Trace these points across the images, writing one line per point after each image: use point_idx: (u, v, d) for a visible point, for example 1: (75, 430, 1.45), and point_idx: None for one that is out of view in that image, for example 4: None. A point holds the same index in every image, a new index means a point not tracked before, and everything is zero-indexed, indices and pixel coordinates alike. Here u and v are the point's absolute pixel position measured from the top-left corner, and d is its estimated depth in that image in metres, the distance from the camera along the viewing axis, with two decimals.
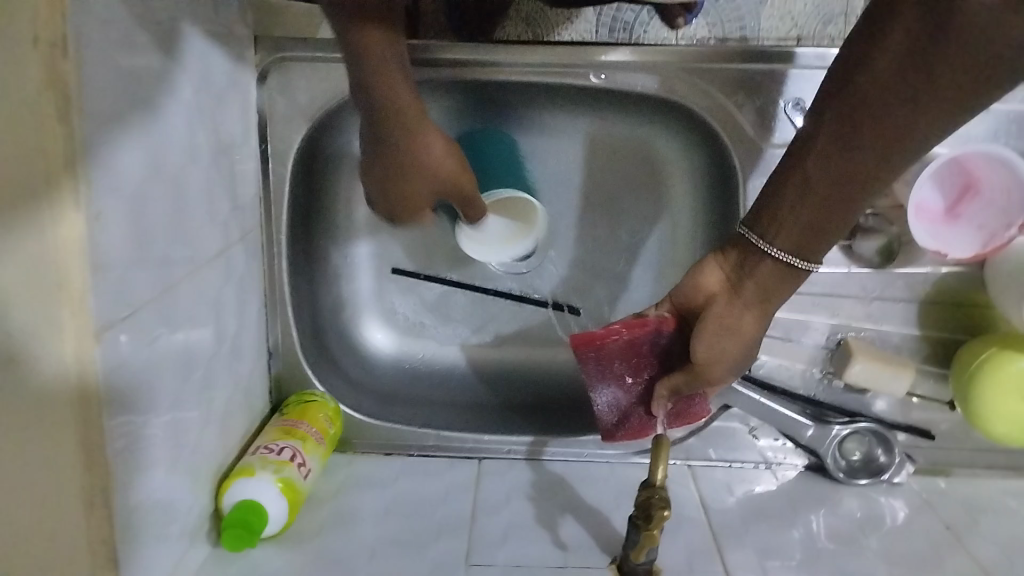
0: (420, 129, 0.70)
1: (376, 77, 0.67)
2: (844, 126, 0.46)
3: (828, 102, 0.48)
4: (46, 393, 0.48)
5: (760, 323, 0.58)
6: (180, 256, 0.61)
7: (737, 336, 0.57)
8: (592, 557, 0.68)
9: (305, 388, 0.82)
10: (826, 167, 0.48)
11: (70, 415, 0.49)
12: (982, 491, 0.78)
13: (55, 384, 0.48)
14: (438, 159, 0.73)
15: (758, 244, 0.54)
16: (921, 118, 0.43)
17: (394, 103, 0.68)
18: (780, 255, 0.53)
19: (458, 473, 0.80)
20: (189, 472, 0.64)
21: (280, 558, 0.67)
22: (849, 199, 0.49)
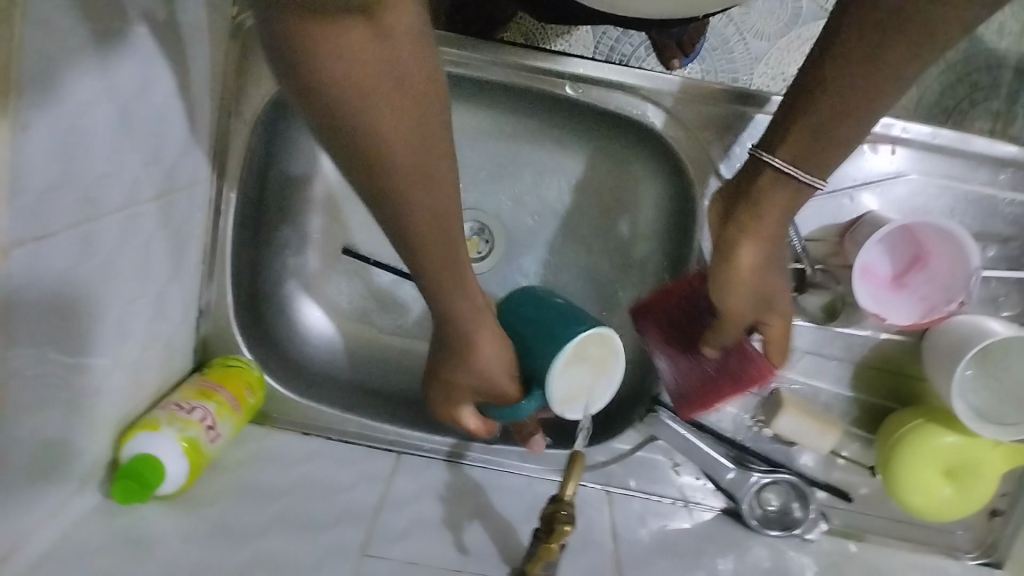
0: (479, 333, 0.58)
1: (375, 140, 0.44)
2: (839, 69, 0.52)
3: (826, 47, 0.53)
4: None
5: (767, 249, 0.60)
6: (113, 190, 0.59)
7: (737, 267, 0.60)
8: (489, 565, 0.66)
9: (231, 353, 0.81)
10: (829, 104, 0.53)
11: None
12: (891, 561, 0.78)
13: None
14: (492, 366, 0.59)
15: (764, 155, 0.59)
16: (866, 94, 0.52)
17: (408, 218, 0.49)
18: (779, 164, 0.57)
19: (373, 463, 0.79)
20: (90, 413, 0.62)
21: (172, 518, 0.65)
22: (834, 136, 0.55)
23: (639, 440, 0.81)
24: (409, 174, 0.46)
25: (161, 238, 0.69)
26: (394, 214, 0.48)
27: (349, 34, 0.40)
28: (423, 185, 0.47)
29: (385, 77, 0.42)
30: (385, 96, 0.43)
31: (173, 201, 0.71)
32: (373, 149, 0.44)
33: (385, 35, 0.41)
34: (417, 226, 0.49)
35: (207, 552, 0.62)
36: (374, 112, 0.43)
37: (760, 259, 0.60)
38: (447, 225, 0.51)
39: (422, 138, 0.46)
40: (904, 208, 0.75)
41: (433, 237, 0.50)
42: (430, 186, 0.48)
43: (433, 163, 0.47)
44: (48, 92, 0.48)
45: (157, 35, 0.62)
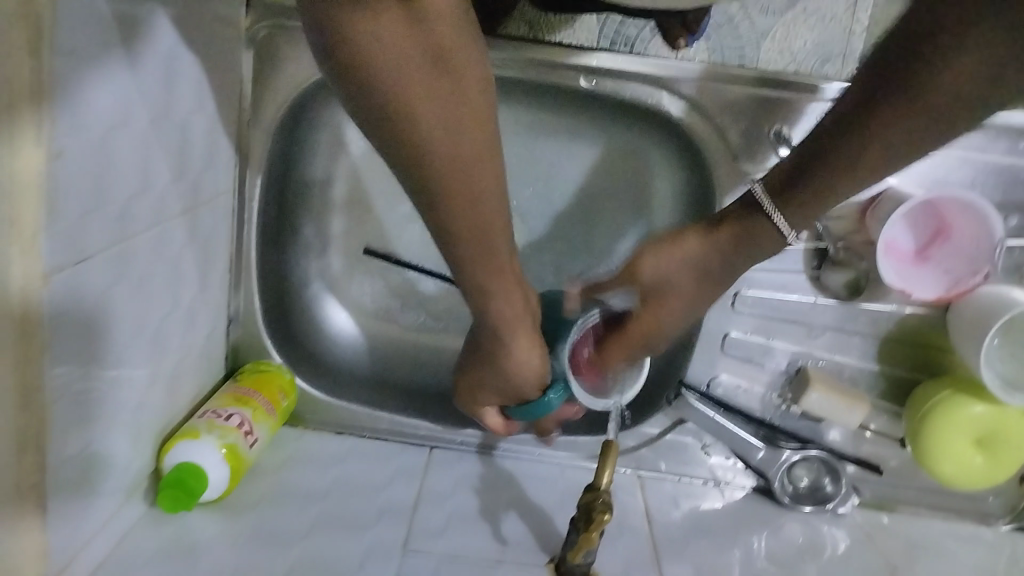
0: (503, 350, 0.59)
1: (421, 140, 0.46)
2: (860, 144, 0.49)
3: (853, 109, 0.49)
4: None
5: (708, 244, 0.58)
6: (142, 207, 0.60)
7: (676, 245, 0.59)
8: (529, 555, 0.68)
9: (262, 359, 0.83)
10: (837, 171, 0.51)
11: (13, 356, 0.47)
12: (924, 531, 0.79)
13: None
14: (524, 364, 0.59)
15: (759, 193, 0.56)
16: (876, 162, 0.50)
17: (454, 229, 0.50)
18: (776, 217, 0.55)
19: (407, 459, 0.80)
20: (131, 428, 0.63)
21: (217, 524, 0.67)
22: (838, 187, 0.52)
23: (668, 424, 0.81)
24: (459, 185, 0.48)
25: (188, 250, 0.70)
26: (444, 224, 0.50)
27: (384, 13, 0.41)
28: (477, 203, 0.49)
29: (432, 93, 0.45)
30: (418, 69, 0.44)
31: (199, 214, 0.72)
32: (419, 133, 0.45)
33: (420, 18, 0.43)
34: (463, 237, 0.50)
35: (254, 556, 0.64)
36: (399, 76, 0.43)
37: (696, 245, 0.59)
38: (497, 240, 0.52)
39: (473, 154, 0.47)
40: (924, 181, 0.75)
41: (486, 247, 0.51)
42: (482, 199, 0.49)
43: (483, 187, 0.49)
44: (77, 119, 0.49)
45: (175, 50, 0.63)
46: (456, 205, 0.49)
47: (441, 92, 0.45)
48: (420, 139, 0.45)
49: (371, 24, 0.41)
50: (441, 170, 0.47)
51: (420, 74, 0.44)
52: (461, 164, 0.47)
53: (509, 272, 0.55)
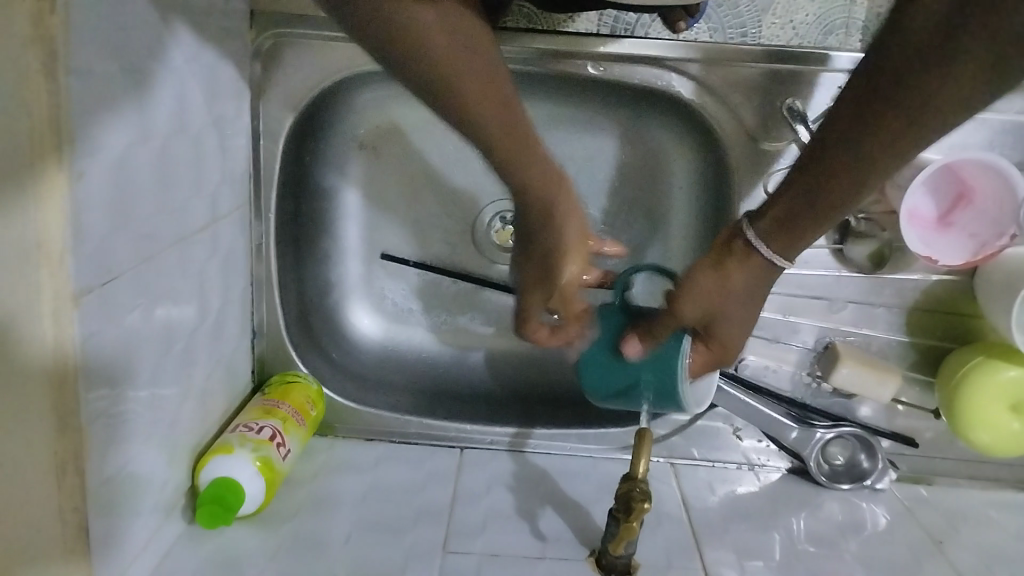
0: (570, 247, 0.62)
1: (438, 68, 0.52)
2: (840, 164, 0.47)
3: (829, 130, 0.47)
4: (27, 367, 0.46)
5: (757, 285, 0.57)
6: (163, 226, 0.61)
7: (749, 289, 0.57)
8: (569, 549, 0.67)
9: (288, 370, 0.83)
10: (832, 190, 0.48)
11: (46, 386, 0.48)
12: (964, 500, 0.78)
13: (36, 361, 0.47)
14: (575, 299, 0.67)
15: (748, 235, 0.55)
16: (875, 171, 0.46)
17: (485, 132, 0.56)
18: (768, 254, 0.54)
19: (439, 461, 0.80)
20: (166, 446, 0.64)
21: (257, 535, 0.67)
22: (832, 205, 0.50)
23: (699, 410, 0.80)
24: (459, 82, 0.53)
25: (210, 266, 0.71)
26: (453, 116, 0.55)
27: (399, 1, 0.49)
28: (491, 96, 0.55)
29: (439, 20, 0.51)
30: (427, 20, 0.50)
31: (218, 230, 0.72)
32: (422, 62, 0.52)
33: None
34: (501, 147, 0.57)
35: (296, 566, 0.64)
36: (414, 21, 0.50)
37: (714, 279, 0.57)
38: (522, 132, 0.58)
39: (472, 40, 0.54)
40: (943, 146, 0.74)
41: (511, 146, 0.57)
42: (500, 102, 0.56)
43: (488, 71, 0.55)
44: (95, 137, 0.49)
45: (184, 69, 0.63)
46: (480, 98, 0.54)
47: (439, 6, 0.51)
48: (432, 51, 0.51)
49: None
50: (457, 80, 0.53)
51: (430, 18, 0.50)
52: (466, 78, 0.53)
53: (552, 170, 0.59)
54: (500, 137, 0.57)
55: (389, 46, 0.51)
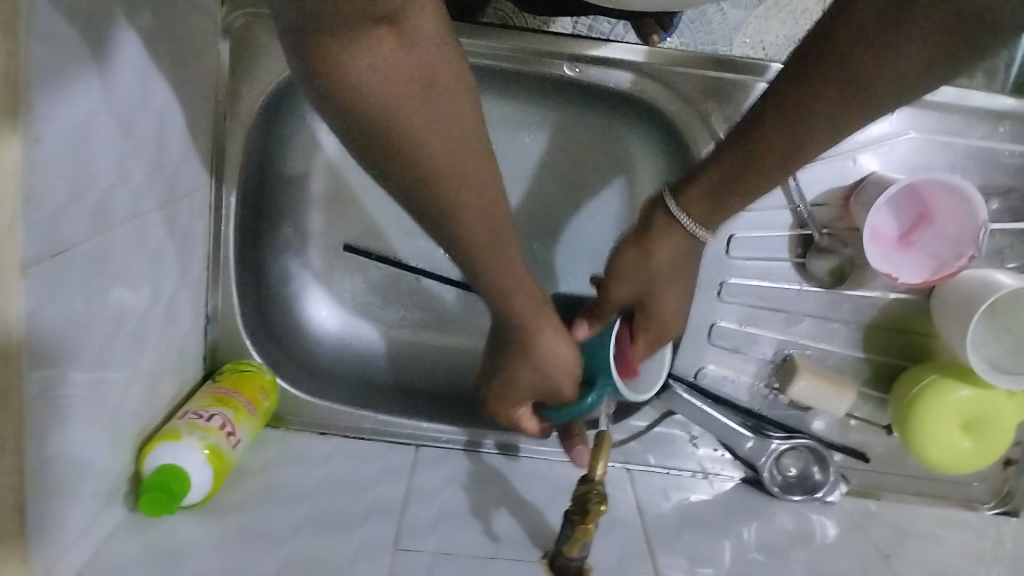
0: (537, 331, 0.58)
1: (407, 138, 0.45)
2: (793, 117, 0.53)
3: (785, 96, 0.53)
4: None
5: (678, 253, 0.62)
6: (121, 201, 0.59)
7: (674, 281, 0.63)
8: (522, 551, 0.67)
9: (241, 359, 0.81)
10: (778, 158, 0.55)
11: None
12: (910, 516, 0.79)
13: None
14: (558, 352, 0.59)
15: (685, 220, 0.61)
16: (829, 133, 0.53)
17: (457, 222, 0.50)
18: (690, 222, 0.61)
19: (393, 458, 0.79)
20: (109, 430, 0.61)
21: (202, 526, 0.65)
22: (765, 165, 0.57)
23: (657, 416, 0.80)
24: (464, 235, 0.50)
25: (167, 246, 0.68)
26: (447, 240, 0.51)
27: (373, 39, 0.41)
28: (481, 211, 0.50)
29: (431, 120, 0.45)
30: (404, 87, 0.43)
31: (177, 209, 0.70)
32: (404, 126, 0.44)
33: (407, 41, 0.43)
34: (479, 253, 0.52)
35: (241, 558, 0.62)
36: (385, 87, 0.43)
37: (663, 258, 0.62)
38: (507, 247, 0.53)
39: (475, 159, 0.48)
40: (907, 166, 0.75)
41: (490, 255, 0.52)
42: (489, 215, 0.51)
43: (489, 202, 0.50)
44: (53, 103, 0.47)
45: (151, 40, 0.61)
46: (466, 224, 0.50)
47: (448, 138, 0.46)
48: (426, 158, 0.46)
49: (367, 53, 0.41)
50: (458, 227, 0.50)
51: (417, 99, 0.44)
52: (454, 166, 0.47)
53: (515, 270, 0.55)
54: (481, 247, 0.52)
55: (380, 141, 0.45)
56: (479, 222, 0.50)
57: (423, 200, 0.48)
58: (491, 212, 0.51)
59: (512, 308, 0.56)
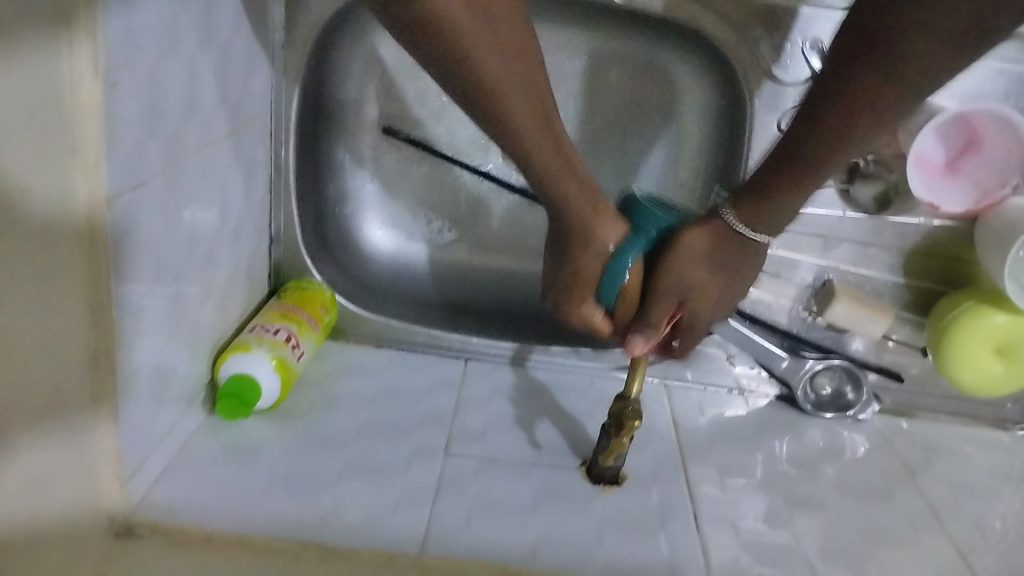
0: (608, 234, 0.62)
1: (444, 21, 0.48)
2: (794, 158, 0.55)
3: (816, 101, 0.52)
4: (55, 225, 0.47)
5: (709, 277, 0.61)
6: (190, 132, 0.63)
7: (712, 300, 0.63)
8: (563, 457, 0.72)
9: (303, 276, 0.86)
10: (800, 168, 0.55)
11: (76, 246, 0.50)
12: (941, 435, 0.82)
13: (63, 215, 0.48)
14: (611, 238, 0.61)
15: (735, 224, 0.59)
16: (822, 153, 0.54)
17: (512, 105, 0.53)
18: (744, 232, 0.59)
19: (444, 370, 0.84)
20: (188, 342, 0.68)
21: (271, 428, 0.72)
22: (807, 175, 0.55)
23: None
24: (513, 126, 0.54)
25: (231, 173, 0.73)
26: (507, 137, 0.55)
27: None
28: (538, 109, 0.54)
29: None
30: None
31: (240, 138, 0.74)
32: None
33: None
34: (537, 158, 0.56)
35: (308, 458, 0.69)
36: None
37: (707, 243, 0.60)
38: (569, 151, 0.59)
39: (515, 47, 0.51)
40: (959, 95, 0.73)
41: (570, 171, 0.58)
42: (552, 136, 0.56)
43: (537, 83, 0.53)
44: (127, 50, 0.51)
45: None
46: (540, 117, 0.55)
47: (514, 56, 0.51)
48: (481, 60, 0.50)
49: None
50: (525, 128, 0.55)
51: (494, 44, 0.50)
52: (495, 63, 0.50)
53: (571, 164, 0.59)
54: (539, 154, 0.56)
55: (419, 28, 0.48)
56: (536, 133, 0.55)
57: (463, 84, 0.51)
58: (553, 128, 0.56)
59: (592, 250, 0.61)
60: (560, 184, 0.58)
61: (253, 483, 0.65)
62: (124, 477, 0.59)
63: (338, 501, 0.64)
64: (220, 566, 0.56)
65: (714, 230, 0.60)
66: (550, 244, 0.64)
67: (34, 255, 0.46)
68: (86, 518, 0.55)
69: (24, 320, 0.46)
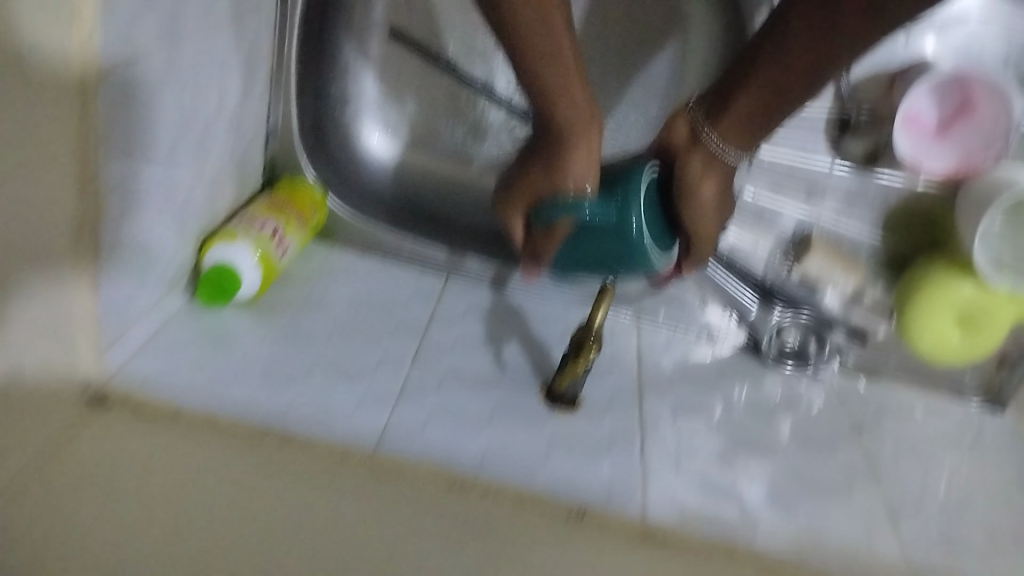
0: (585, 138, 0.67)
1: None
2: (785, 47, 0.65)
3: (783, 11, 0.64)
4: (55, 73, 0.49)
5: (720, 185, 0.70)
6: (190, 17, 0.63)
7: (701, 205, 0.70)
8: (525, 378, 0.75)
9: (296, 175, 0.88)
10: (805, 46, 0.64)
11: (68, 114, 0.51)
12: (896, 398, 0.85)
13: (61, 67, 0.49)
14: (580, 174, 0.67)
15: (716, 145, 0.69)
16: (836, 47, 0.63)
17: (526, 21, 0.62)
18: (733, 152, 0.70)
19: (425, 282, 0.87)
20: (176, 226, 0.70)
21: (249, 319, 0.74)
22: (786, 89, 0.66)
23: (671, 276, 0.85)
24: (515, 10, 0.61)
25: (232, 63, 0.73)
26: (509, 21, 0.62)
27: None
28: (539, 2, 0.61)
29: None
30: None
31: (243, 29, 0.74)
32: None
33: None
34: (532, 49, 0.63)
35: (281, 351, 0.71)
36: None
37: (691, 134, 0.70)
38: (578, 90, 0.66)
39: None
40: (960, 53, 0.72)
41: (561, 75, 0.65)
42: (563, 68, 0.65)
43: None
44: None
45: None
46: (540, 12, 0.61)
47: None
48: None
49: None
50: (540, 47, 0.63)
51: None
52: None
53: (566, 66, 0.65)
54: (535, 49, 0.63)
55: None
56: (541, 35, 0.63)
57: None
58: (559, 61, 0.64)
59: (572, 145, 0.67)
60: (551, 74, 0.65)
61: (225, 368, 0.68)
62: (101, 347, 0.62)
63: (305, 394, 0.67)
64: (186, 440, 0.59)
65: (690, 123, 0.70)
66: (531, 154, 0.70)
67: (27, 125, 0.47)
68: (63, 383, 0.58)
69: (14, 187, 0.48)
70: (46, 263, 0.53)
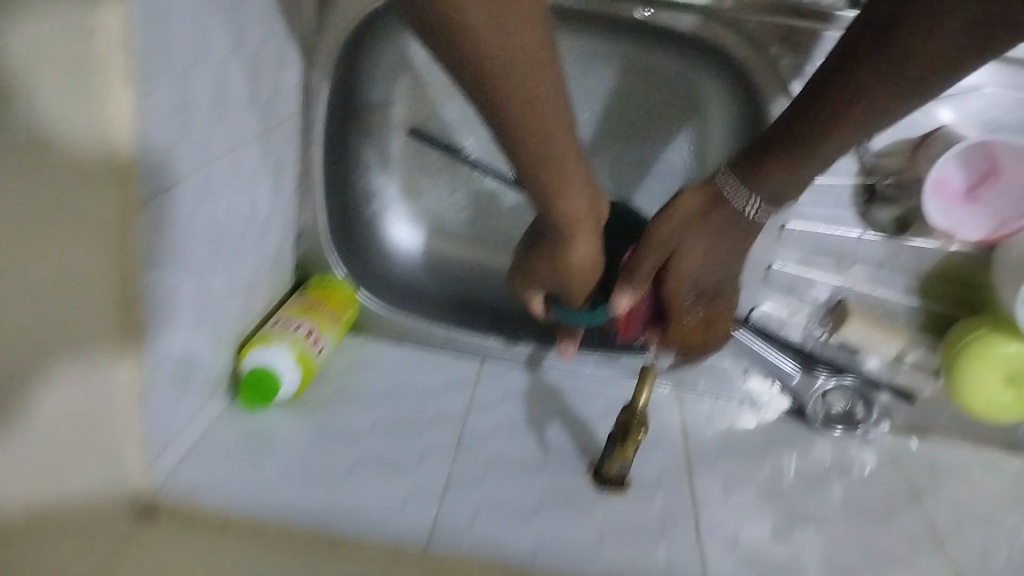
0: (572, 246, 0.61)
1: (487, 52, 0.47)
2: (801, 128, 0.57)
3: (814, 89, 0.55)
4: (87, 209, 0.49)
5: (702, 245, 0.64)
6: (219, 132, 0.65)
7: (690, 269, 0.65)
8: (570, 463, 0.73)
9: (327, 273, 0.90)
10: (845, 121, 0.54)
11: (109, 246, 0.52)
12: (951, 457, 0.83)
13: (96, 206, 0.50)
14: (580, 252, 0.62)
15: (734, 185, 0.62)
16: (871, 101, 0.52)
17: (518, 129, 0.52)
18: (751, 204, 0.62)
19: (459, 369, 0.87)
20: (213, 332, 0.70)
21: (289, 419, 0.74)
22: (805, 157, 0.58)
23: None
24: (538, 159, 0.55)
25: (259, 171, 0.75)
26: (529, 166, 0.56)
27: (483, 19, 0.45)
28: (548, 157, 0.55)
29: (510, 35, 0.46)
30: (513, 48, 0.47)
31: (270, 135, 0.76)
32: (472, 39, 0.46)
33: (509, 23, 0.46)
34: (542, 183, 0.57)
35: (322, 449, 0.71)
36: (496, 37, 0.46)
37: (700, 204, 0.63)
38: (576, 183, 0.58)
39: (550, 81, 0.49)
40: (979, 122, 0.73)
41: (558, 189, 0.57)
42: (568, 157, 0.55)
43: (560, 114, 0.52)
44: (161, 56, 0.53)
45: None
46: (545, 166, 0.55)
47: (561, 183, 0.57)
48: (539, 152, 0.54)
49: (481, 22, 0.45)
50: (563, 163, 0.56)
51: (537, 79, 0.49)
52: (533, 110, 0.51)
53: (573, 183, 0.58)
54: (552, 180, 0.57)
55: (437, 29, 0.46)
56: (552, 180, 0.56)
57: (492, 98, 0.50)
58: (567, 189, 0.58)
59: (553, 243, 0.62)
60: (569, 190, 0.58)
61: (270, 471, 0.67)
62: (148, 461, 0.62)
63: (350, 493, 0.66)
64: (235, 548, 0.59)
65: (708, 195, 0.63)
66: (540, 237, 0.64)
67: (57, 251, 0.48)
68: (112, 498, 0.58)
69: (48, 305, 0.48)
70: (90, 360, 0.53)
